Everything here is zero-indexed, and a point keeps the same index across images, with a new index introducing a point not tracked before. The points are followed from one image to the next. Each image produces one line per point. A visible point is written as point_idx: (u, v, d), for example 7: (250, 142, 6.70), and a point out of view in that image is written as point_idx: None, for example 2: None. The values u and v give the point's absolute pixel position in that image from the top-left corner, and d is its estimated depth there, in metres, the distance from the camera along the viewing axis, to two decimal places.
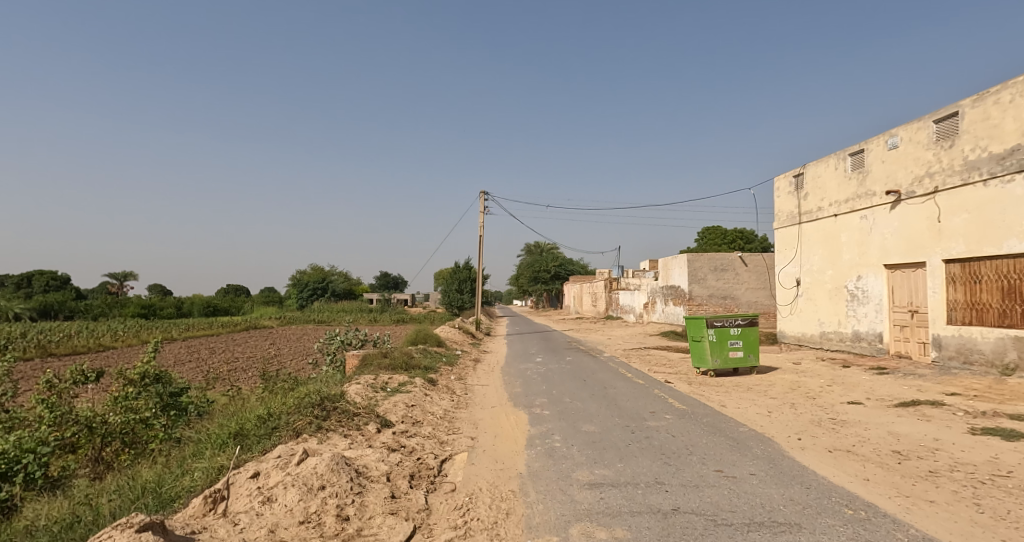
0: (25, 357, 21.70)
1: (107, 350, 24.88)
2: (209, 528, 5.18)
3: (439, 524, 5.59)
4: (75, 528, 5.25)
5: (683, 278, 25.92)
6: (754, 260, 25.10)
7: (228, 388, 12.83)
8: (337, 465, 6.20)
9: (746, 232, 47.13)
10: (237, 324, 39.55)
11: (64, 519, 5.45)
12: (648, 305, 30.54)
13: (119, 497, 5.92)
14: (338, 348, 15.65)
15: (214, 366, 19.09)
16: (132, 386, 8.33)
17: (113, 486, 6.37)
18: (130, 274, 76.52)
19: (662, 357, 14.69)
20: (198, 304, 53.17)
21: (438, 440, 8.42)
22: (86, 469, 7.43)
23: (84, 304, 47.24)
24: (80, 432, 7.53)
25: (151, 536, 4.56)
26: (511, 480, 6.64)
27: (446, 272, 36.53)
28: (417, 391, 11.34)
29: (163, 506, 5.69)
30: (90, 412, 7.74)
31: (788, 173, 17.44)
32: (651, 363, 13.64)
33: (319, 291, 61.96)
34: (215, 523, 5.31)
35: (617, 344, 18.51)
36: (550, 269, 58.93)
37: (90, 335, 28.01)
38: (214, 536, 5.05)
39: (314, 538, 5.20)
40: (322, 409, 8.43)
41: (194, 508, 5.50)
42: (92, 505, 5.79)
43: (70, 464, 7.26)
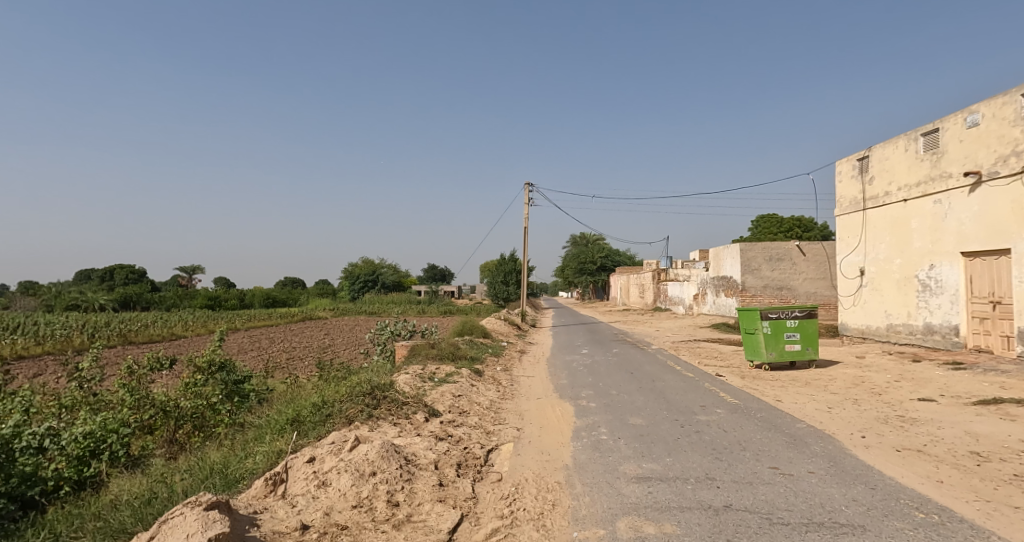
0: (105, 345, 23.01)
1: (178, 338, 26.20)
2: (271, 509, 5.37)
3: (486, 513, 5.61)
4: (152, 504, 5.47)
5: (736, 268, 25.31)
6: (813, 249, 24.25)
7: (285, 377, 13.28)
8: (386, 452, 6.29)
9: (804, 220, 45.68)
10: (294, 315, 40.80)
11: (143, 495, 5.70)
12: (699, 297, 29.89)
13: (190, 477, 6.16)
14: (388, 339, 15.95)
15: (274, 355, 19.80)
16: (200, 373, 8.66)
17: (185, 467, 6.62)
18: (198, 268, 79.26)
19: (712, 350, 14.37)
20: (258, 295, 54.96)
21: (485, 430, 8.46)
22: (164, 449, 7.77)
23: (157, 296, 49.56)
24: (156, 415, 7.86)
25: (217, 515, 4.72)
26: (557, 471, 6.60)
27: (492, 263, 36.53)
28: (464, 381, 11.43)
29: (229, 486, 5.89)
30: (164, 396, 8.09)
31: (852, 156, 16.77)
32: (701, 356, 13.37)
33: (369, 283, 63.26)
34: (276, 503, 5.49)
35: (665, 336, 18.19)
36: (595, 261, 58.13)
37: (163, 324, 29.60)
38: (275, 517, 5.22)
39: (367, 523, 5.26)
40: (372, 398, 8.59)
41: (257, 489, 5.68)
42: (167, 483, 6.04)
43: (149, 444, 7.66)
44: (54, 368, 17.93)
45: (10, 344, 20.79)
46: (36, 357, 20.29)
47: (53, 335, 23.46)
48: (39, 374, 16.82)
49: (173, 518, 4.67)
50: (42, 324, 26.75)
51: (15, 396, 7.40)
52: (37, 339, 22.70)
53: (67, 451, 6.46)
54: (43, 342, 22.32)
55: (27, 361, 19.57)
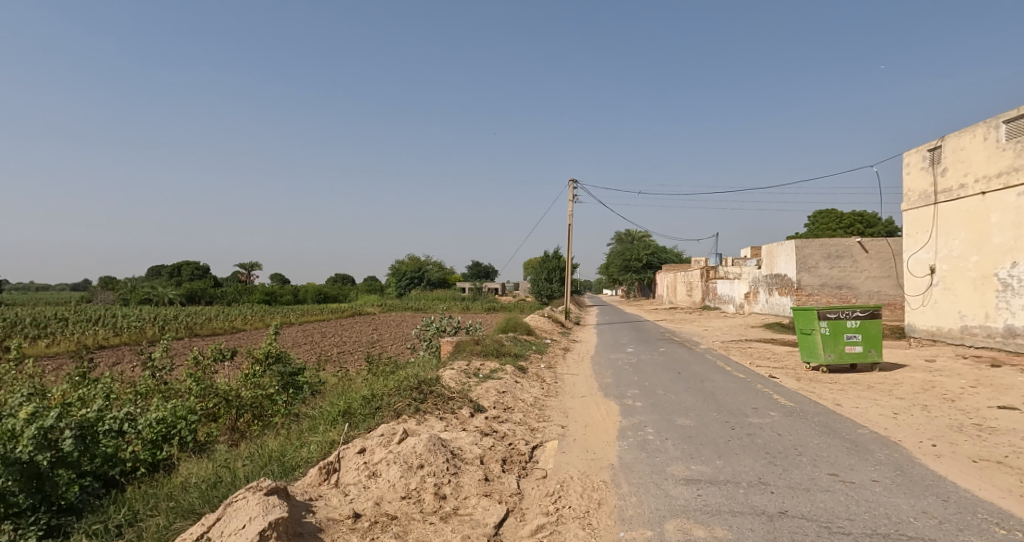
0: (174, 337, 24.02)
1: (239, 331, 27.13)
2: (325, 496, 5.50)
3: (531, 509, 5.57)
4: (218, 487, 5.67)
5: (791, 266, 24.60)
6: (876, 246, 23.31)
7: (336, 370, 13.60)
8: (434, 445, 6.31)
9: (866, 215, 43.98)
10: (344, 310, 41.70)
11: (209, 479, 5.90)
12: (751, 295, 29.05)
13: (251, 463, 6.35)
14: (433, 334, 16.10)
15: (325, 349, 20.29)
16: (258, 364, 9.18)
17: (246, 453, 6.85)
18: (255, 264, 81.66)
19: (766, 350, 13.97)
20: (310, 291, 56.37)
21: (530, 427, 8.43)
22: (227, 436, 8.01)
23: (220, 291, 51.47)
24: (220, 403, 8.14)
25: (276, 501, 4.86)
26: (603, 470, 6.51)
27: (536, 260, 36.44)
28: (508, 378, 11.42)
29: (287, 473, 6.05)
30: (226, 386, 8.43)
31: (921, 147, 16.02)
32: (753, 357, 12.99)
33: (415, 280, 64.09)
34: (330, 492, 5.61)
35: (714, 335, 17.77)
36: (641, 258, 57.33)
37: (223, 317, 30.73)
38: (329, 505, 5.34)
39: (415, 514, 5.32)
40: (419, 392, 8.66)
41: (311, 478, 5.81)
42: (230, 468, 6.23)
43: (214, 430, 7.87)
44: (128, 357, 18.82)
45: (91, 335, 21.94)
46: (114, 347, 21.36)
47: (128, 327, 24.66)
48: (117, 362, 17.71)
49: (236, 502, 4.85)
50: (119, 316, 28.18)
51: (93, 383, 7.81)
52: (113, 330, 23.88)
53: (143, 434, 6.68)
54: (120, 332, 23.50)
55: (106, 350, 20.62)
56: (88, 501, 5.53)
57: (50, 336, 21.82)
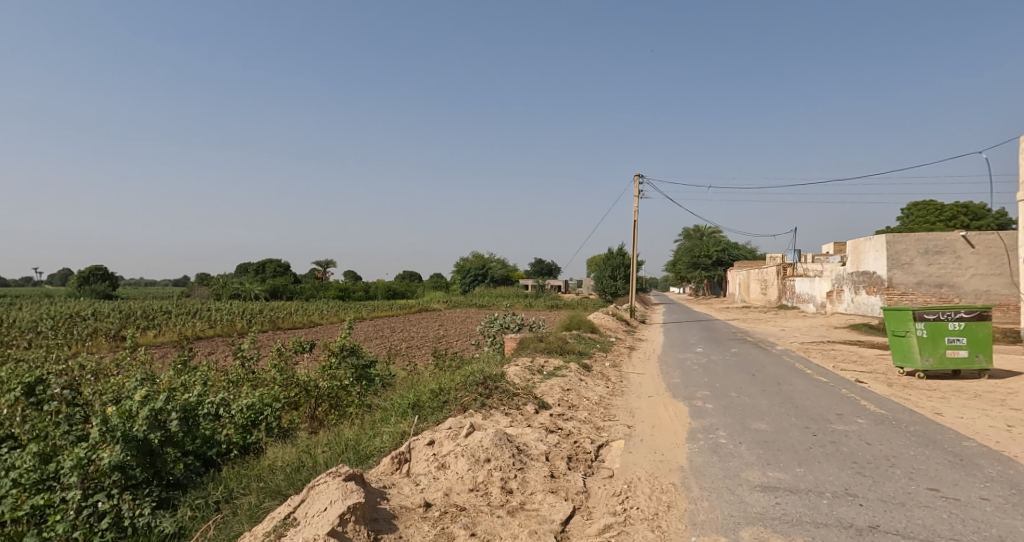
0: (260, 330, 25.28)
1: (318, 325, 28.26)
2: (397, 485, 5.66)
3: (599, 508, 5.52)
4: (301, 471, 6.14)
5: (880, 264, 23.34)
6: (984, 241, 21.48)
7: (405, 364, 13.92)
8: (500, 439, 6.40)
9: (971, 207, 40.85)
10: (412, 306, 42.68)
11: (293, 463, 6.40)
12: (835, 294, 27.55)
13: (330, 450, 6.79)
14: (497, 331, 16.18)
15: (395, 343, 20.79)
16: (335, 356, 9.38)
17: (325, 440, 7.29)
18: (331, 262, 84.36)
19: (851, 353, 13.25)
20: (381, 287, 57.93)
21: (595, 425, 8.28)
22: (308, 423, 8.52)
23: (299, 287, 53.80)
24: (301, 393, 8.61)
25: (354, 486, 5.13)
26: (672, 472, 6.31)
27: (600, 257, 36.05)
28: (572, 375, 11.29)
29: (362, 462, 6.36)
30: (306, 376, 8.89)
31: None
32: (837, 360, 12.28)
33: (479, 277, 64.74)
34: (401, 481, 5.77)
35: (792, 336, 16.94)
36: (711, 255, 55.56)
37: (303, 312, 32.12)
38: (401, 493, 5.50)
39: (483, 506, 5.42)
40: (485, 387, 8.70)
41: (384, 466, 6.00)
42: (311, 454, 6.70)
43: (296, 417, 8.39)
44: (222, 347, 19.95)
45: (190, 326, 23.42)
46: (211, 338, 22.72)
47: (221, 319, 26.17)
48: (211, 352, 18.81)
49: (318, 486, 5.24)
50: (214, 310, 30.01)
51: (194, 371, 8.47)
52: (208, 322, 25.43)
53: (235, 419, 7.22)
54: (215, 325, 24.97)
55: (203, 340, 21.98)
56: (191, 478, 6.14)
57: (157, 326, 23.47)
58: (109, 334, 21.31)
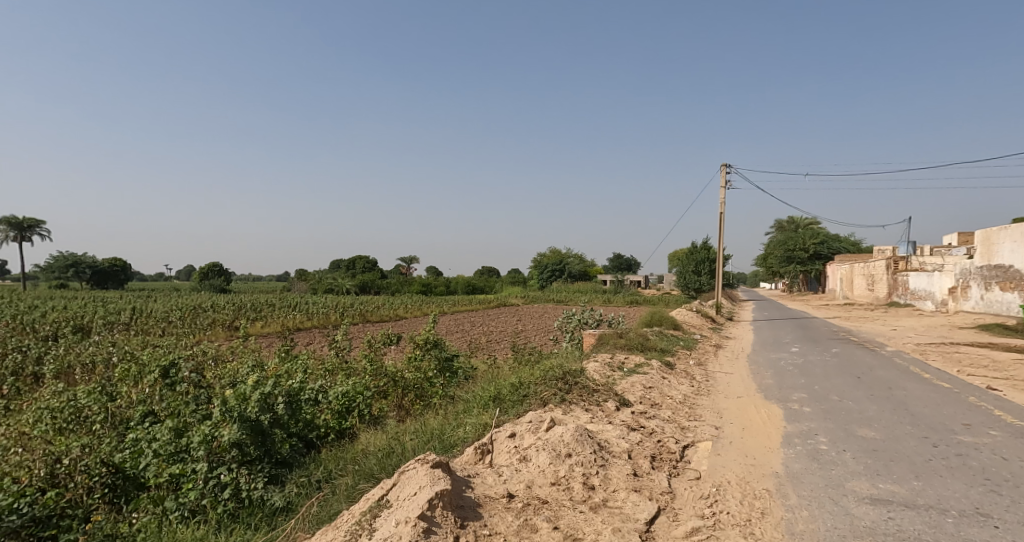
0: (352, 322, 26.34)
1: (404, 318, 29.11)
2: (480, 474, 6.03)
3: (685, 510, 5.62)
4: (391, 456, 6.65)
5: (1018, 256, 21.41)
6: None
7: (486, 357, 14.04)
8: (581, 435, 6.57)
9: None
10: (492, 301, 43.14)
11: (384, 448, 6.87)
12: (960, 290, 25.30)
13: (416, 438, 7.15)
14: (576, 327, 15.96)
15: (476, 337, 21.03)
16: (419, 348, 9.61)
17: (412, 428, 7.63)
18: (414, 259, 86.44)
19: (977, 357, 12.05)
20: (461, 282, 58.83)
21: (679, 425, 7.96)
22: (395, 412, 8.74)
23: (386, 282, 55.64)
24: (389, 383, 8.84)
25: (442, 473, 5.60)
26: (765, 478, 6.14)
27: (682, 251, 35.00)
28: (655, 373, 10.92)
29: (447, 450, 6.75)
30: (394, 367, 9.17)
31: None
32: (960, 364, 11.17)
33: (557, 272, 64.47)
34: (485, 470, 6.14)
35: (904, 337, 15.70)
36: (807, 249, 52.46)
37: (390, 305, 33.19)
38: (485, 483, 5.87)
39: (565, 501, 5.66)
40: (564, 382, 8.59)
41: (468, 456, 6.39)
42: (399, 441, 7.11)
43: (385, 406, 8.63)
44: (318, 338, 20.89)
45: (290, 318, 24.75)
46: (309, 329, 23.89)
47: (318, 312, 27.49)
48: (309, 342, 19.76)
49: (409, 471, 5.67)
50: (311, 303, 31.55)
51: (295, 359, 8.94)
52: (306, 313, 26.79)
53: (332, 405, 7.75)
54: (312, 316, 26.26)
55: (302, 331, 23.15)
56: (296, 458, 6.77)
57: (263, 317, 24.99)
58: (226, 324, 22.94)
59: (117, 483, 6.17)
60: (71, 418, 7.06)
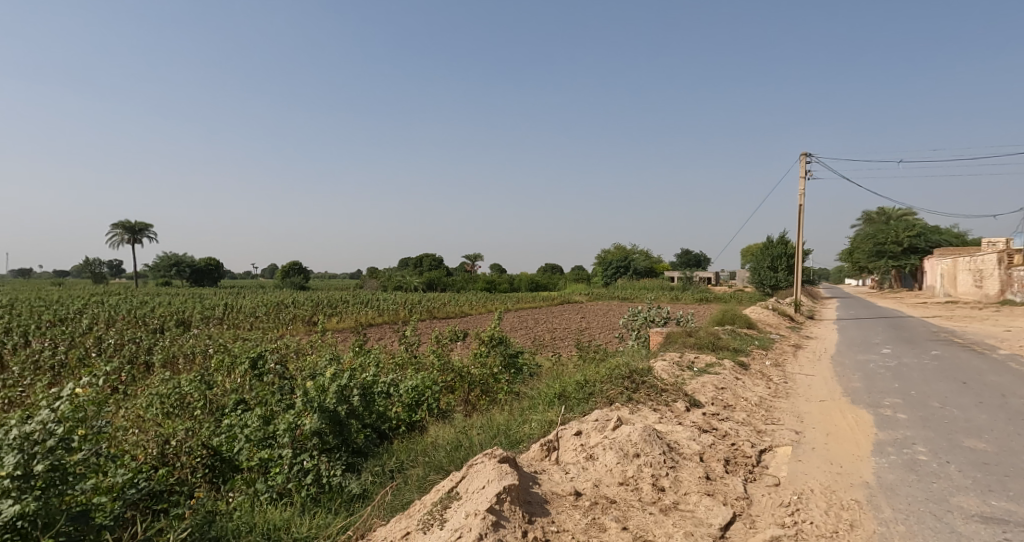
0: (420, 318, 26.74)
1: (470, 315, 29.30)
2: (547, 471, 5.90)
3: (763, 518, 5.36)
4: (459, 450, 6.64)
5: None
6: None
7: (550, 354, 13.84)
8: (650, 435, 6.30)
9: None
10: (556, 298, 42.87)
11: (452, 442, 6.86)
12: None
13: (483, 432, 7.09)
14: (643, 324, 15.48)
15: (540, 334, 20.86)
16: (484, 345, 9.52)
17: (478, 423, 7.55)
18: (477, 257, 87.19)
19: None
20: (525, 279, 58.72)
21: (756, 428, 7.52)
22: (462, 407, 8.67)
23: (452, 280, 56.28)
24: (455, 377, 8.90)
25: (509, 468, 5.52)
26: (854, 488, 5.76)
27: (758, 246, 33.63)
28: (727, 374, 10.40)
29: (513, 445, 6.67)
30: (459, 363, 9.14)
31: None
32: None
33: (621, 269, 63.40)
34: (551, 467, 6.00)
35: (1013, 339, 14.33)
36: (901, 242, 48.96)
37: (456, 302, 33.52)
38: (551, 480, 5.74)
39: (634, 501, 5.47)
40: (631, 381, 8.29)
41: (535, 452, 6.27)
42: (467, 435, 7.06)
43: (452, 400, 8.61)
44: (389, 334, 21.28)
45: (363, 314, 25.36)
46: (379, 325, 24.40)
47: (388, 308, 28.09)
48: (381, 337, 20.14)
49: (477, 465, 5.67)
50: (381, 300, 32.29)
51: (368, 353, 9.04)
52: (377, 310, 27.40)
53: (403, 398, 7.77)
54: (382, 312, 26.81)
55: (374, 327, 23.66)
56: (372, 447, 6.88)
57: (338, 313, 25.73)
58: (305, 319, 23.79)
59: (215, 465, 6.58)
60: (176, 403, 7.33)
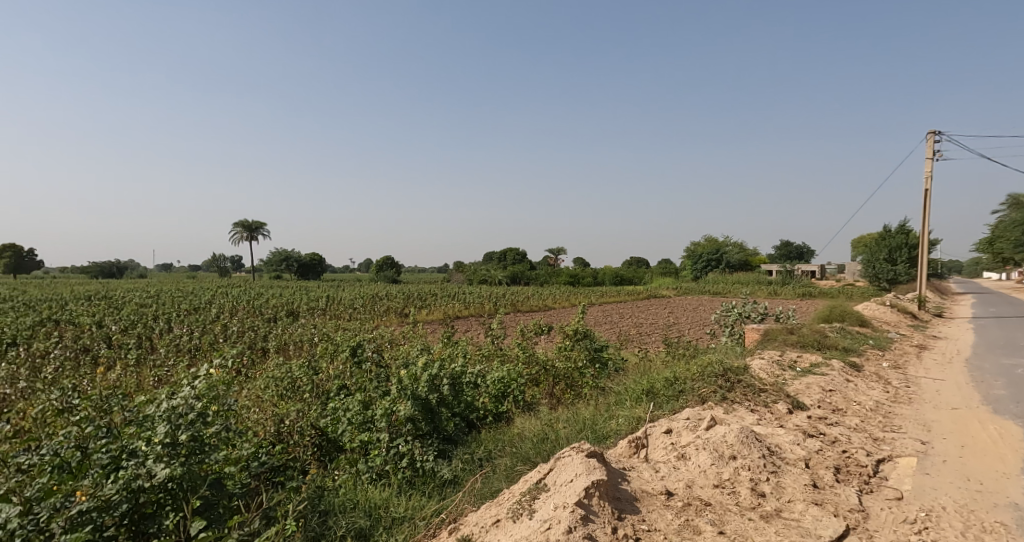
0: (505, 311, 26.70)
1: (552, 309, 28.96)
2: (636, 469, 5.55)
3: (884, 534, 4.85)
4: (545, 442, 6.33)
5: None
6: None
7: (637, 349, 13.26)
8: (748, 437, 5.76)
9: None
10: (641, 292, 41.67)
11: (539, 434, 6.54)
12: None
13: (570, 426, 6.75)
14: (736, 320, 14.51)
15: (626, 329, 20.15)
16: (569, 339, 9.12)
17: (564, 416, 7.18)
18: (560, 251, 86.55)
19: None
20: (608, 273, 57.47)
21: (871, 435, 6.70)
22: (546, 400, 8.36)
23: (535, 273, 55.98)
24: (540, 370, 8.60)
25: (597, 463, 5.23)
26: (997, 508, 5.13)
27: (873, 236, 31.10)
28: (835, 374, 9.45)
29: (600, 440, 6.36)
30: (544, 356, 8.82)
31: None
32: None
33: (713, 262, 60.81)
34: (640, 465, 5.64)
35: None
36: None
37: (538, 296, 33.22)
38: (641, 478, 5.39)
39: (732, 505, 5.06)
40: (725, 379, 7.64)
41: (622, 449, 5.92)
42: (553, 428, 6.73)
43: (537, 392, 8.30)
44: (475, 326, 21.28)
45: (449, 307, 25.58)
46: (465, 317, 24.55)
47: (473, 301, 28.29)
48: (467, 329, 20.19)
49: (564, 458, 5.37)
50: (466, 293, 32.60)
51: (457, 344, 8.92)
52: (463, 302, 27.59)
53: (490, 389, 7.54)
54: (467, 305, 26.96)
55: (461, 319, 23.82)
56: (461, 436, 6.69)
57: (427, 305, 26.14)
58: (397, 311, 24.34)
59: (322, 444, 6.66)
60: (289, 387, 7.56)
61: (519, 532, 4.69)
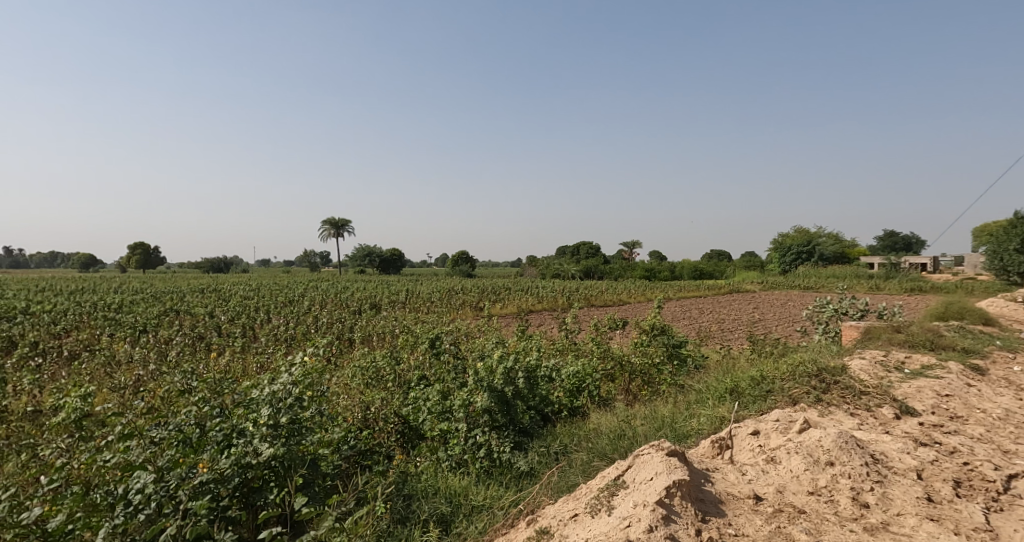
0: (581, 305, 26.04)
1: (629, 304, 28.05)
2: (720, 470, 4.96)
3: None
4: (624, 440, 5.82)
5: None
6: None
7: (721, 346, 12.35)
8: (848, 442, 5.00)
9: None
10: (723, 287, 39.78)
11: (615, 431, 6.01)
12: None
13: (648, 423, 6.19)
14: (833, 317, 13.24)
15: (709, 325, 19.01)
16: (646, 334, 8.46)
17: (641, 413, 6.60)
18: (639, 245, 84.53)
19: None
20: (688, 267, 55.34)
21: (999, 446, 5.72)
22: (622, 396, 7.77)
23: (612, 268, 54.75)
24: (616, 365, 8.00)
25: (680, 462, 4.69)
26: None
27: (1000, 225, 27.91)
28: (953, 377, 8.30)
29: (681, 440, 5.78)
30: (620, 351, 8.22)
31: None
32: None
33: (804, 256, 57.26)
34: (724, 467, 5.04)
35: None
36: None
37: (615, 291, 32.32)
38: (724, 480, 4.80)
39: (830, 516, 4.41)
40: (822, 378, 6.79)
41: (704, 449, 5.31)
42: (631, 425, 6.18)
43: (612, 388, 7.75)
44: (550, 321, 20.81)
45: (525, 301, 25.23)
46: (540, 312, 24.12)
47: (548, 295, 27.82)
48: (542, 324, 19.76)
49: (643, 455, 4.84)
50: (541, 287, 32.17)
51: (530, 337, 8.48)
52: (539, 297, 27.15)
53: (565, 382, 7.05)
54: (542, 299, 26.51)
55: (536, 314, 23.40)
56: (537, 428, 6.24)
57: (501, 299, 25.94)
58: (473, 304, 24.26)
59: (404, 431, 6.38)
60: (373, 375, 7.35)
61: (598, 528, 4.31)
